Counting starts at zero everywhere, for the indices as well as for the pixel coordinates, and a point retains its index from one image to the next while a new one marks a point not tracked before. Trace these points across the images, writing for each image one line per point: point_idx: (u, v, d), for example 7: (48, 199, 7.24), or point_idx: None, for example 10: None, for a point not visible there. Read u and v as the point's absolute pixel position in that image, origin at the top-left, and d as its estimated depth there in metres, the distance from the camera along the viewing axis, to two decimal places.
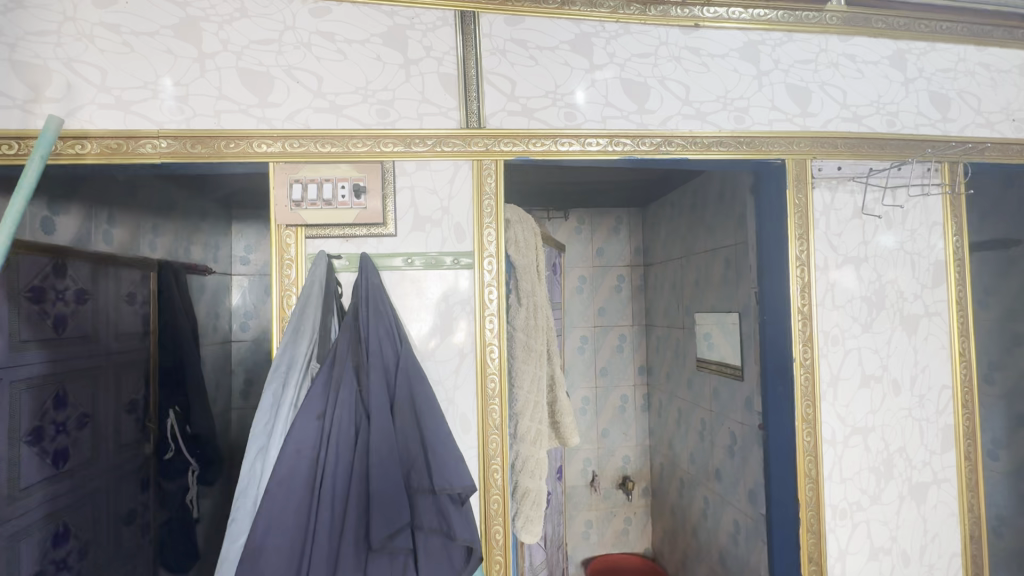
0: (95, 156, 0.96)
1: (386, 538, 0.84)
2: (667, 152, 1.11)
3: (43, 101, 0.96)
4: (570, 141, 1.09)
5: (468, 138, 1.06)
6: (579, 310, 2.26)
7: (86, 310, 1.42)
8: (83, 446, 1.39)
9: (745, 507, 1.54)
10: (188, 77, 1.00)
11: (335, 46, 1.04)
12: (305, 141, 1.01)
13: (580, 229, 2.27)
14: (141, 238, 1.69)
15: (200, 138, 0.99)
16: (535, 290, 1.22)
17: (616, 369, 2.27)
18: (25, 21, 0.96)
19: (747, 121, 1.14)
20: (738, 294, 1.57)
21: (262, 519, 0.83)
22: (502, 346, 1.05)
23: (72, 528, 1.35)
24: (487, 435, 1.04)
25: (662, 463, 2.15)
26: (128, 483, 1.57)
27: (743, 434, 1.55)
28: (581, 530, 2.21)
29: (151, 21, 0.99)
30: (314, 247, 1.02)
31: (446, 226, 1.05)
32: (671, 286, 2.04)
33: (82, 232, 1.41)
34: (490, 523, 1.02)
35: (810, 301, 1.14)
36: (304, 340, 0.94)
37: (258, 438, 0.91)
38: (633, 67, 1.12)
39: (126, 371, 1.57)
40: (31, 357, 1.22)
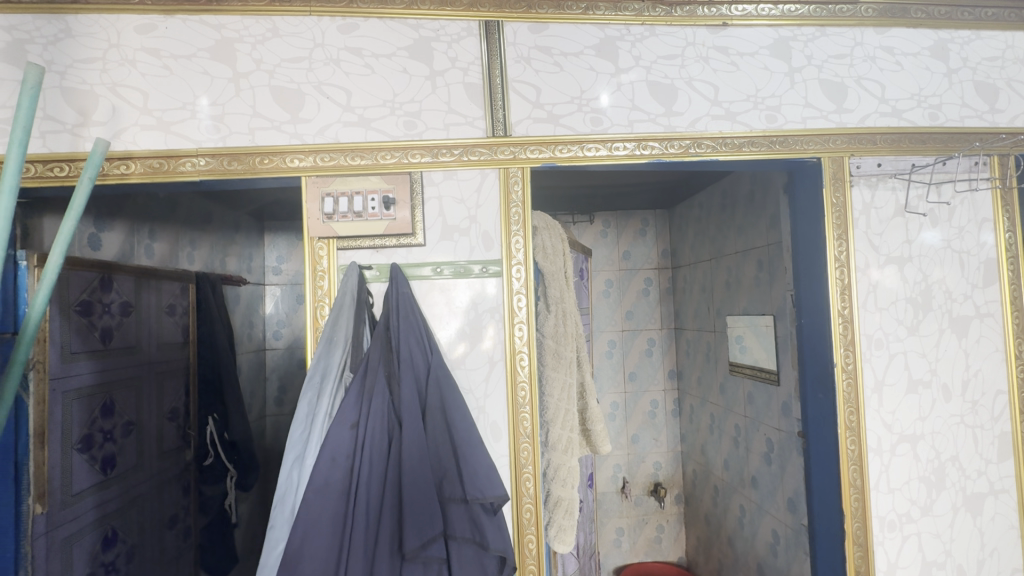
0: (139, 175, 1.00)
1: (420, 548, 0.84)
2: (696, 155, 1.09)
3: (91, 125, 1.00)
4: (597, 146, 1.08)
5: (494, 146, 1.06)
6: (606, 314, 2.24)
7: (130, 322, 1.48)
8: (130, 453, 1.45)
9: (783, 516, 1.49)
10: (224, 97, 1.03)
11: (362, 61, 1.06)
12: (335, 154, 1.03)
13: (605, 232, 2.25)
14: (179, 253, 1.79)
15: (236, 155, 1.02)
16: (564, 296, 1.21)
17: (645, 373, 2.23)
18: (73, 49, 1.01)
19: (779, 119, 1.11)
20: (772, 296, 1.53)
21: (299, 527, 0.85)
22: (532, 354, 1.05)
23: (120, 532, 1.41)
24: (519, 443, 1.03)
25: (695, 470, 2.10)
26: (171, 488, 1.62)
27: (780, 441, 1.50)
28: (612, 538, 2.18)
29: (189, 45, 1.03)
30: (346, 258, 1.04)
31: (474, 234, 1.06)
32: (700, 289, 2.00)
33: (125, 248, 1.53)
34: (523, 532, 1.01)
35: (852, 303, 1.09)
36: (338, 349, 0.96)
37: (294, 446, 0.93)
38: (659, 69, 1.11)
39: (168, 379, 1.63)
40: (81, 368, 1.28)
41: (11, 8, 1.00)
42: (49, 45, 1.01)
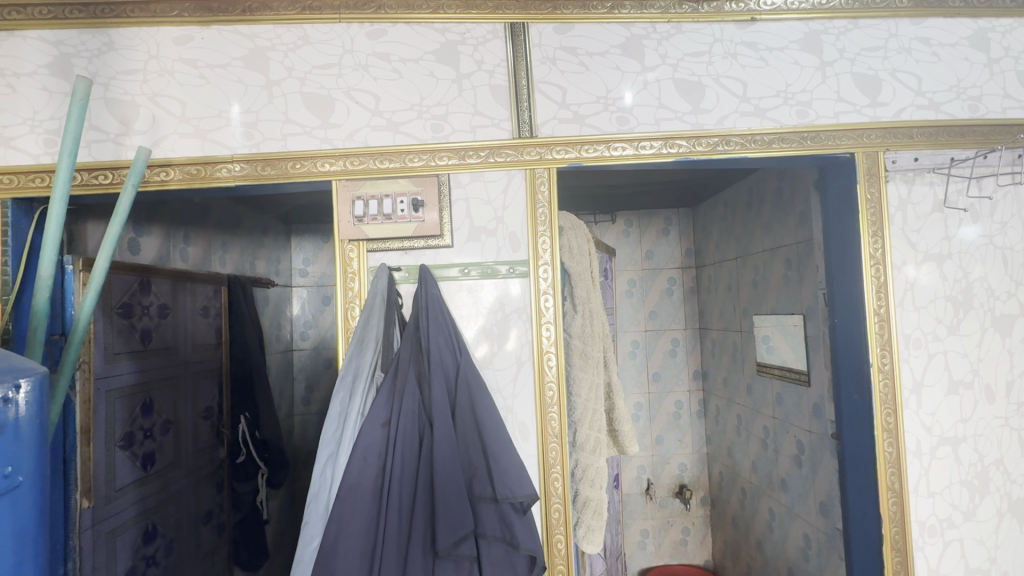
0: (178, 182, 1.04)
1: (452, 545, 0.85)
2: (725, 152, 1.08)
3: (133, 134, 1.04)
4: (624, 146, 1.07)
5: (520, 147, 1.07)
6: (629, 313, 2.22)
7: (167, 323, 1.53)
8: (167, 450, 1.50)
9: (815, 520, 1.46)
10: (258, 104, 1.06)
11: (390, 66, 1.08)
12: (364, 158, 1.05)
13: (628, 231, 2.23)
14: (212, 256, 1.85)
15: (269, 161, 1.05)
16: (590, 296, 1.21)
17: (670, 374, 2.21)
18: (115, 61, 1.05)
19: (811, 115, 1.09)
20: (802, 295, 1.50)
21: (333, 523, 0.86)
22: (559, 354, 1.05)
23: (159, 526, 1.46)
24: (547, 443, 1.03)
25: (721, 472, 2.07)
26: (205, 485, 1.67)
27: (811, 443, 1.47)
28: (637, 540, 2.16)
29: (224, 54, 1.06)
30: (376, 260, 1.06)
31: (501, 235, 1.06)
32: (726, 288, 1.97)
33: (162, 252, 1.58)
34: (551, 532, 1.02)
35: (888, 302, 1.06)
36: (369, 349, 0.97)
37: (327, 445, 0.95)
38: (686, 67, 1.10)
39: (202, 379, 1.68)
40: (122, 368, 1.33)
41: (59, 23, 1.05)
42: (93, 59, 1.05)
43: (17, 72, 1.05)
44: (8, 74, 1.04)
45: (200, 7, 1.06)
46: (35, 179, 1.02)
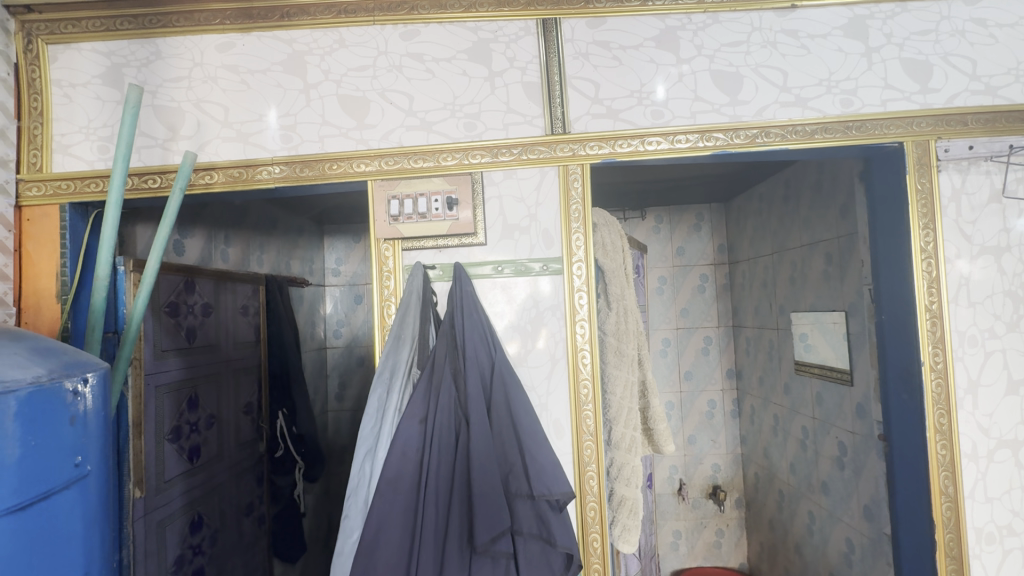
0: (222, 184, 1.07)
1: (489, 542, 0.85)
2: (764, 144, 1.05)
3: (179, 139, 1.09)
4: (658, 140, 1.06)
5: (553, 143, 1.06)
6: (660, 311, 2.19)
7: (210, 322, 1.58)
8: (211, 443, 1.56)
9: (859, 524, 1.41)
10: (296, 108, 1.09)
11: (423, 66, 1.09)
12: (399, 158, 1.07)
13: (658, 228, 2.20)
14: (250, 257, 1.91)
15: (307, 163, 1.07)
16: (624, 293, 1.20)
17: (702, 372, 2.17)
18: (162, 70, 1.10)
19: (856, 103, 1.05)
20: (843, 291, 1.45)
21: (373, 517, 0.88)
22: (594, 352, 1.04)
23: (204, 517, 1.51)
24: (582, 441, 1.03)
25: (757, 474, 2.02)
26: (246, 478, 1.73)
27: (854, 445, 1.42)
28: (669, 541, 2.13)
29: (264, 60, 1.10)
30: (410, 258, 1.07)
31: (535, 232, 1.06)
32: (761, 284, 1.91)
33: (204, 253, 1.64)
34: (587, 531, 1.01)
35: (940, 297, 1.02)
36: (405, 346, 0.99)
37: (366, 441, 0.96)
38: (723, 58, 1.07)
39: (242, 375, 1.74)
40: (170, 365, 1.38)
41: (110, 35, 1.10)
42: (142, 68, 1.10)
43: (73, 82, 1.10)
44: (65, 85, 1.10)
45: (240, 14, 1.09)
46: (90, 184, 1.07)
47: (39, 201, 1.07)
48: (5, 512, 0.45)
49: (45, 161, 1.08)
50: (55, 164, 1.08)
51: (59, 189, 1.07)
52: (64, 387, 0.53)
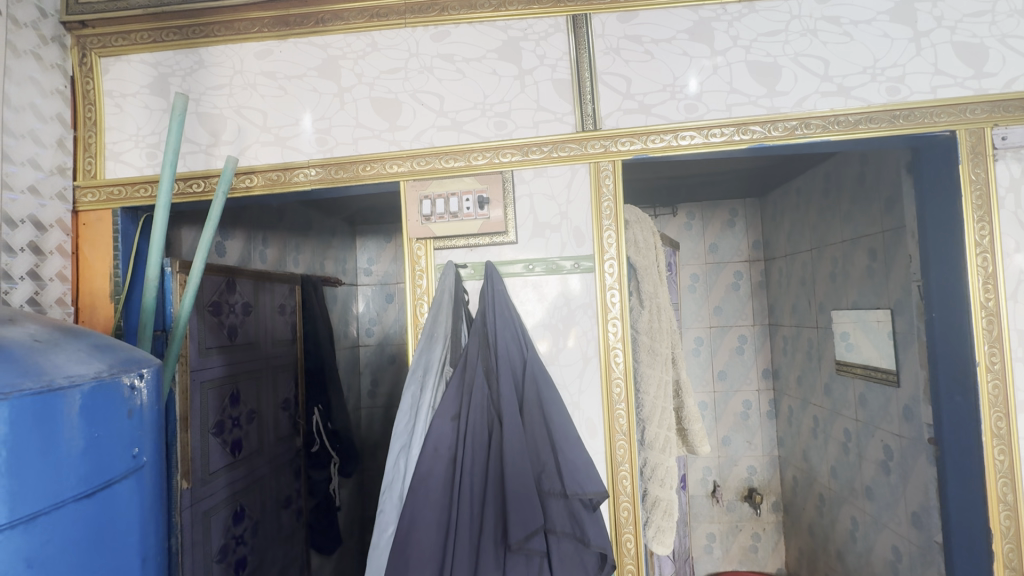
0: (260, 188, 1.11)
1: (522, 540, 0.85)
2: (804, 136, 1.01)
3: (221, 144, 1.13)
4: (692, 134, 1.03)
5: (584, 140, 1.05)
6: (692, 309, 2.15)
7: (250, 320, 1.64)
8: (251, 438, 1.61)
9: (906, 531, 1.35)
10: (331, 111, 1.11)
11: (454, 66, 1.10)
12: (431, 158, 1.08)
13: (690, 224, 2.16)
14: (286, 257, 1.96)
15: (342, 165, 1.09)
16: (656, 291, 1.18)
17: (736, 372, 2.11)
18: (205, 78, 1.14)
19: (903, 91, 1.00)
20: (889, 288, 1.38)
21: (407, 512, 0.89)
22: (626, 350, 1.03)
23: (246, 508, 1.56)
24: (614, 440, 1.02)
25: (795, 477, 1.96)
26: (284, 472, 1.79)
27: (901, 449, 1.36)
28: (703, 544, 2.09)
29: (300, 65, 1.13)
30: (442, 257, 1.08)
31: (566, 230, 1.06)
32: (799, 281, 1.85)
33: (244, 254, 1.70)
34: (620, 531, 1.00)
35: (997, 293, 0.96)
36: (438, 344, 1.00)
37: (400, 437, 0.98)
38: (760, 48, 1.04)
39: (279, 373, 1.80)
40: (213, 361, 1.44)
41: (156, 46, 1.15)
42: (186, 77, 1.15)
43: (123, 93, 1.16)
44: (116, 95, 1.16)
45: (277, 21, 1.13)
46: (140, 189, 1.13)
47: (94, 206, 1.13)
48: (71, 500, 0.48)
49: (99, 168, 1.14)
50: (108, 171, 1.14)
51: (112, 195, 1.13)
52: (121, 382, 0.56)
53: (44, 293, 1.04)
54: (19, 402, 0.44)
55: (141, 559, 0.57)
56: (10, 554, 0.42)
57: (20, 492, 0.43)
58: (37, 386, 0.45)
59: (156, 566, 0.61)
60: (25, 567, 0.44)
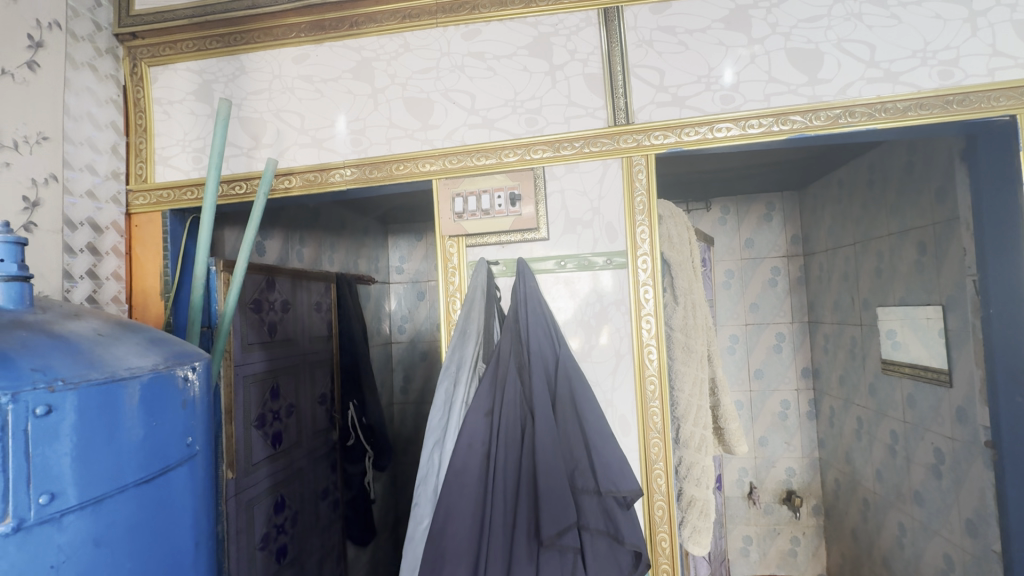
0: (298, 188, 1.14)
1: (556, 536, 0.84)
2: (848, 125, 0.97)
3: (262, 147, 1.17)
4: (728, 126, 1.01)
5: (616, 135, 1.04)
6: (727, 306, 2.10)
7: (289, 318, 1.69)
8: (291, 431, 1.67)
9: (959, 539, 1.28)
10: (365, 112, 1.14)
11: (485, 64, 1.10)
12: (462, 156, 1.09)
13: (725, 219, 2.11)
14: (322, 256, 2.02)
15: (376, 164, 1.12)
16: (691, 287, 1.16)
17: (774, 371, 2.05)
18: (246, 83, 1.18)
19: (957, 75, 0.95)
20: (939, 284, 1.32)
21: (442, 506, 0.91)
22: (661, 346, 1.01)
23: (287, 499, 1.62)
24: (649, 438, 1.00)
25: (837, 480, 1.88)
26: (321, 464, 1.84)
27: (953, 452, 1.29)
28: (740, 546, 2.05)
29: (335, 68, 1.15)
30: (475, 254, 1.09)
31: (598, 226, 1.05)
32: (841, 277, 1.78)
33: (282, 253, 1.76)
34: (655, 530, 0.99)
35: None
36: (471, 340, 1.01)
37: (434, 431, 0.99)
38: (800, 34, 1.00)
39: (317, 368, 1.85)
40: (255, 357, 1.49)
41: (201, 54, 1.20)
42: (229, 83, 1.19)
43: (170, 100, 1.21)
44: (164, 103, 1.21)
45: (313, 26, 1.16)
46: (186, 192, 1.18)
47: (145, 209, 1.19)
48: (133, 484, 0.51)
49: (149, 172, 1.20)
50: (157, 175, 1.20)
51: (161, 198, 1.19)
52: (176, 374, 0.59)
53: (102, 291, 1.11)
54: (87, 391, 0.47)
55: (195, 542, 0.61)
56: (80, 532, 0.46)
57: (87, 475, 0.46)
58: (101, 376, 0.48)
59: (207, 552, 0.63)
60: (94, 546, 0.47)
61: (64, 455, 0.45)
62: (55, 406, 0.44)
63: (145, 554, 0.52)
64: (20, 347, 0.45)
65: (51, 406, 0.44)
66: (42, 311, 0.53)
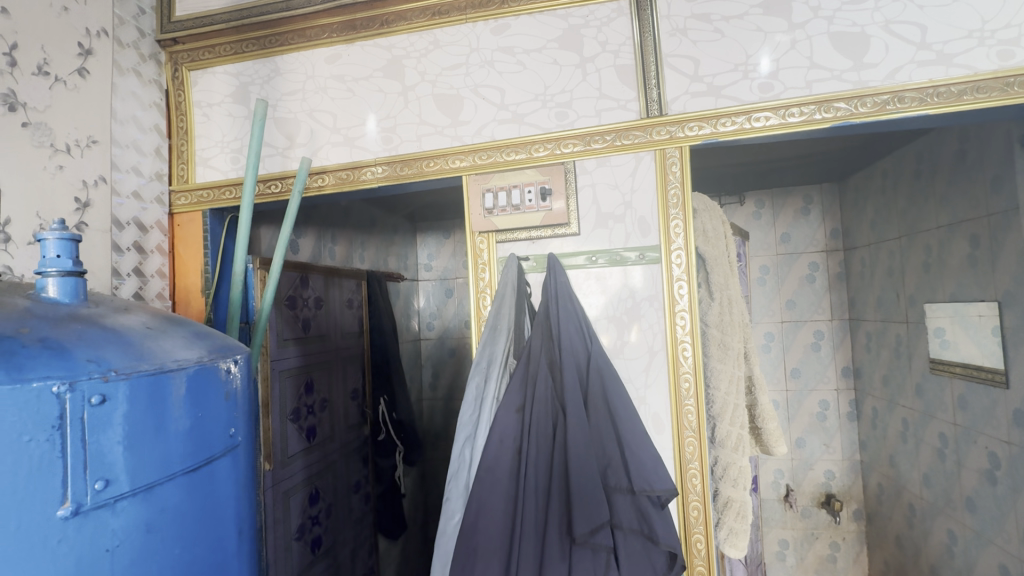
0: (331, 186, 1.16)
1: (589, 534, 0.83)
2: (897, 112, 0.92)
3: (296, 146, 1.19)
4: (767, 115, 0.97)
5: (649, 127, 1.02)
6: (762, 303, 2.03)
7: (322, 314, 1.73)
8: (325, 425, 1.70)
9: (1017, 550, 1.20)
10: (396, 110, 1.15)
11: (515, 59, 1.09)
12: (492, 152, 1.09)
13: (759, 214, 2.04)
14: (353, 254, 2.05)
15: (406, 162, 1.13)
16: (727, 282, 1.13)
17: (812, 370, 1.98)
18: (281, 84, 1.21)
19: (1018, 55, 0.89)
20: (996, 278, 1.24)
21: (473, 502, 0.91)
22: (696, 343, 0.99)
23: (321, 491, 1.66)
24: (683, 437, 0.98)
25: (880, 484, 1.81)
26: (353, 458, 1.88)
27: (1010, 458, 1.21)
28: (776, 550, 1.99)
29: (366, 67, 1.17)
30: (505, 250, 1.09)
31: (630, 221, 1.03)
32: (885, 272, 1.70)
33: (315, 251, 1.80)
34: (690, 531, 0.97)
35: None
36: (502, 336, 1.01)
37: (465, 427, 1.00)
38: (844, 17, 0.96)
39: (349, 364, 1.89)
40: (291, 352, 1.53)
41: (238, 57, 1.23)
42: (264, 84, 1.22)
43: (209, 102, 1.25)
44: (204, 105, 1.25)
45: (345, 26, 1.17)
46: (225, 192, 1.21)
47: (186, 209, 1.23)
48: (181, 473, 0.53)
49: (190, 173, 1.24)
50: (198, 175, 1.24)
51: (202, 198, 1.22)
52: (219, 366, 0.60)
53: (147, 289, 1.16)
54: (138, 381, 0.48)
55: (237, 531, 0.62)
56: (132, 518, 0.47)
57: (139, 462, 0.48)
58: (151, 367, 0.50)
59: (249, 541, 0.65)
60: (146, 531, 0.49)
61: (118, 443, 0.46)
62: (108, 395, 0.46)
63: (192, 541, 0.54)
64: (76, 339, 0.47)
65: (105, 395, 0.46)
66: (94, 304, 0.55)
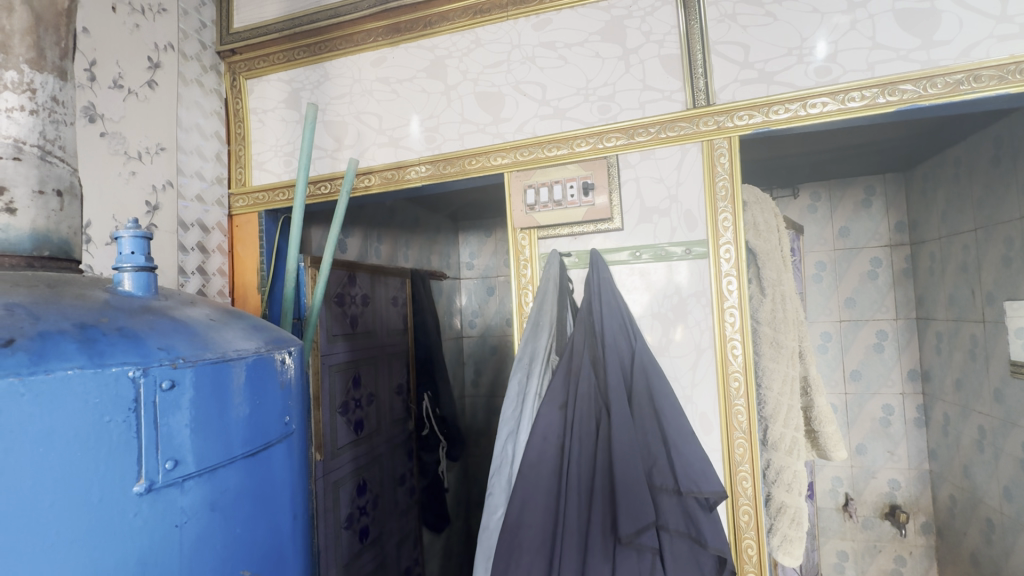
0: (377, 186, 1.20)
1: (634, 534, 0.81)
2: (972, 92, 0.85)
3: (344, 148, 1.23)
4: (824, 101, 0.92)
5: (695, 118, 0.99)
6: (817, 301, 1.93)
7: (368, 311, 1.78)
8: (371, 419, 1.75)
9: None
10: (438, 109, 1.16)
11: (556, 54, 1.09)
12: (534, 148, 1.08)
13: (815, 207, 1.94)
14: (397, 253, 2.10)
15: (449, 160, 1.14)
16: (780, 278, 1.09)
17: (874, 372, 1.86)
18: (330, 89, 1.25)
19: None
20: None
21: (516, 497, 0.91)
22: (746, 341, 0.95)
23: (368, 482, 1.71)
24: (732, 438, 0.95)
25: (952, 496, 1.67)
26: (398, 452, 1.92)
27: None
28: (834, 562, 1.89)
29: (410, 68, 1.19)
30: (547, 246, 1.08)
31: (676, 215, 1.00)
32: (959, 267, 1.58)
33: (362, 250, 1.85)
34: (740, 535, 0.93)
35: None
36: (543, 332, 1.01)
37: (507, 423, 1.00)
38: None
39: (394, 360, 1.94)
40: (339, 348, 1.58)
41: (289, 64, 1.28)
42: (314, 89, 1.27)
43: (264, 108, 1.31)
44: (258, 111, 1.31)
45: (390, 30, 1.21)
46: (279, 194, 1.27)
47: (244, 210, 1.29)
48: (241, 456, 0.56)
49: (247, 177, 1.30)
50: (254, 178, 1.30)
51: (258, 201, 1.29)
52: (275, 357, 0.63)
53: (209, 286, 1.23)
54: (201, 368, 0.52)
55: (292, 515, 0.65)
56: (198, 498, 0.51)
57: (203, 445, 0.51)
58: (214, 356, 0.53)
59: (302, 526, 0.68)
60: (210, 510, 0.52)
61: (185, 426, 0.50)
62: (177, 380, 0.49)
63: (251, 522, 0.57)
64: (148, 329, 0.51)
65: (174, 381, 0.49)
66: (164, 298, 0.59)
